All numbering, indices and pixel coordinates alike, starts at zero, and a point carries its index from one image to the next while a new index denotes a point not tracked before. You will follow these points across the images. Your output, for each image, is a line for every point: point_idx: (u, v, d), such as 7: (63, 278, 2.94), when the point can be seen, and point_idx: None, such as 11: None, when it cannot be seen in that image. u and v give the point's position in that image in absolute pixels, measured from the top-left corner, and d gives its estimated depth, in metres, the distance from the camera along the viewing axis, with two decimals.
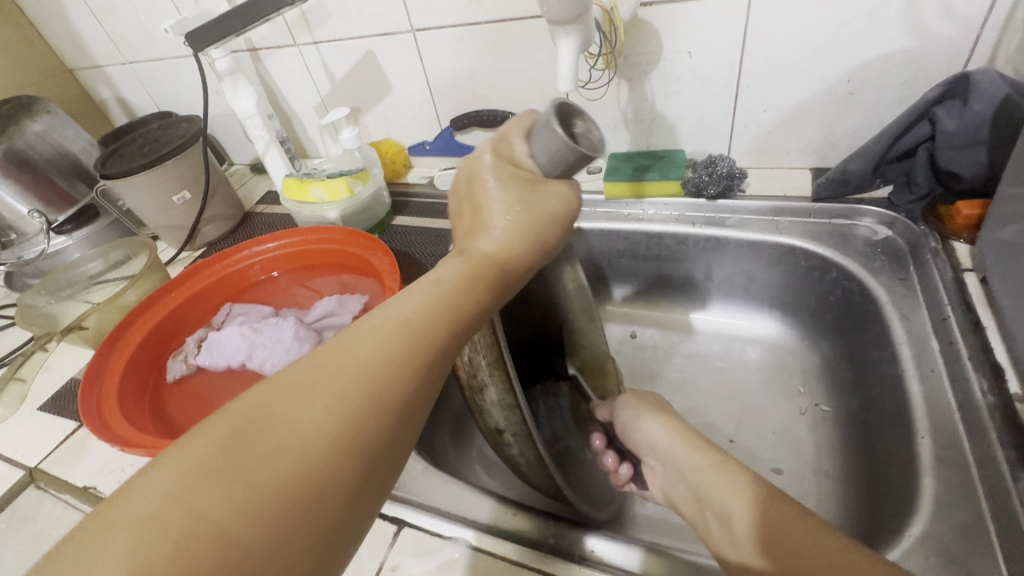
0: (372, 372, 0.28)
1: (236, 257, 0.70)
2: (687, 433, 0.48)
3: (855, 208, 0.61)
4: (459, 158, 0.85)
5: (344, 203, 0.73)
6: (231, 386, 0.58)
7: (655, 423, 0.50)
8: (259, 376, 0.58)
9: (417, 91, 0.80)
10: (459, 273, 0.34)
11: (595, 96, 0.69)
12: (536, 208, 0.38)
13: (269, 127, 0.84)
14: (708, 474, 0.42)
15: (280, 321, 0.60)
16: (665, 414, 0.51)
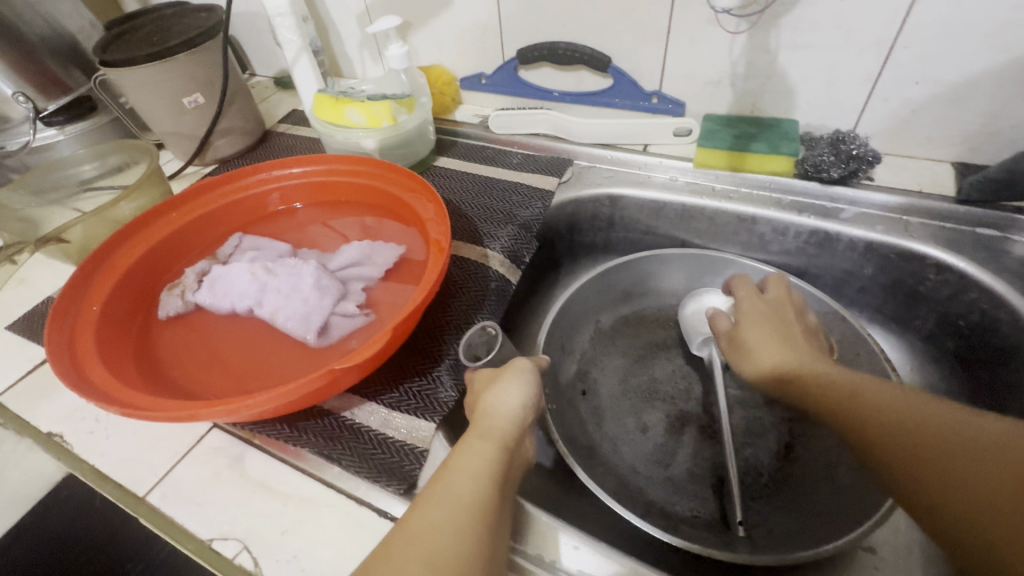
0: (419, 555, 0.30)
1: (252, 179, 0.59)
2: (799, 343, 0.46)
3: (1011, 219, 0.50)
4: (520, 100, 0.73)
5: (385, 132, 0.61)
6: (236, 333, 0.49)
7: (765, 335, 0.47)
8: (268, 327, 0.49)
9: (481, 9, 0.67)
10: (466, 467, 0.34)
11: (735, 28, 0.55)
12: (499, 381, 0.40)
13: (302, 32, 0.71)
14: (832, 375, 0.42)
15: (299, 263, 0.50)
16: (773, 328, 0.48)
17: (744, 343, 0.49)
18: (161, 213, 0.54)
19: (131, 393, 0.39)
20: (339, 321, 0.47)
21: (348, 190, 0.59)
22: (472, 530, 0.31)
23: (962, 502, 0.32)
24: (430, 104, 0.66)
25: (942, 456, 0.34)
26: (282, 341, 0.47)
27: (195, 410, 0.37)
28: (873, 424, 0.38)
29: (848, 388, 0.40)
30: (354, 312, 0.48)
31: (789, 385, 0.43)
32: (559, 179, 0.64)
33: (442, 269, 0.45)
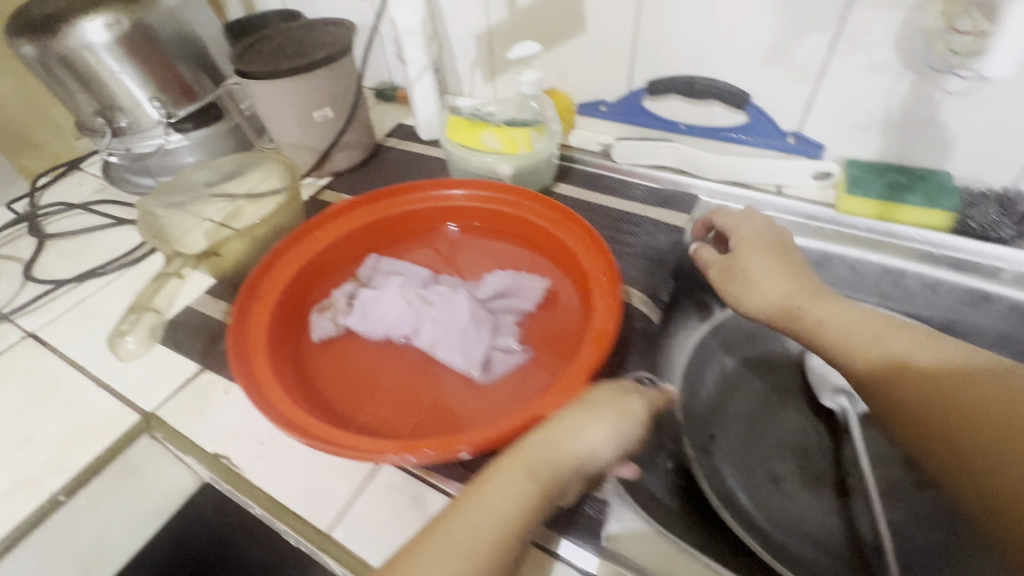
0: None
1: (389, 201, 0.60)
2: (802, 277, 0.47)
3: None
4: (640, 129, 0.72)
5: (518, 156, 0.61)
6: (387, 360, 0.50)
7: (764, 262, 0.48)
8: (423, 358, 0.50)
9: (617, 39, 0.66)
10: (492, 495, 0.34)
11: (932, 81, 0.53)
12: (580, 416, 0.37)
13: (428, 50, 0.71)
14: (843, 323, 0.43)
15: (450, 294, 0.52)
16: (776, 262, 0.48)
17: (743, 272, 0.48)
18: (308, 233, 0.56)
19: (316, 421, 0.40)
20: (501, 358, 0.48)
21: (483, 218, 0.60)
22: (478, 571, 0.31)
23: (975, 472, 0.35)
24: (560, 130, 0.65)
25: (959, 418, 0.36)
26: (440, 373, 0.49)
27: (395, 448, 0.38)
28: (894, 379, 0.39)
29: (861, 342, 0.41)
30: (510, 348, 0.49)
31: (796, 320, 0.45)
32: (689, 216, 0.63)
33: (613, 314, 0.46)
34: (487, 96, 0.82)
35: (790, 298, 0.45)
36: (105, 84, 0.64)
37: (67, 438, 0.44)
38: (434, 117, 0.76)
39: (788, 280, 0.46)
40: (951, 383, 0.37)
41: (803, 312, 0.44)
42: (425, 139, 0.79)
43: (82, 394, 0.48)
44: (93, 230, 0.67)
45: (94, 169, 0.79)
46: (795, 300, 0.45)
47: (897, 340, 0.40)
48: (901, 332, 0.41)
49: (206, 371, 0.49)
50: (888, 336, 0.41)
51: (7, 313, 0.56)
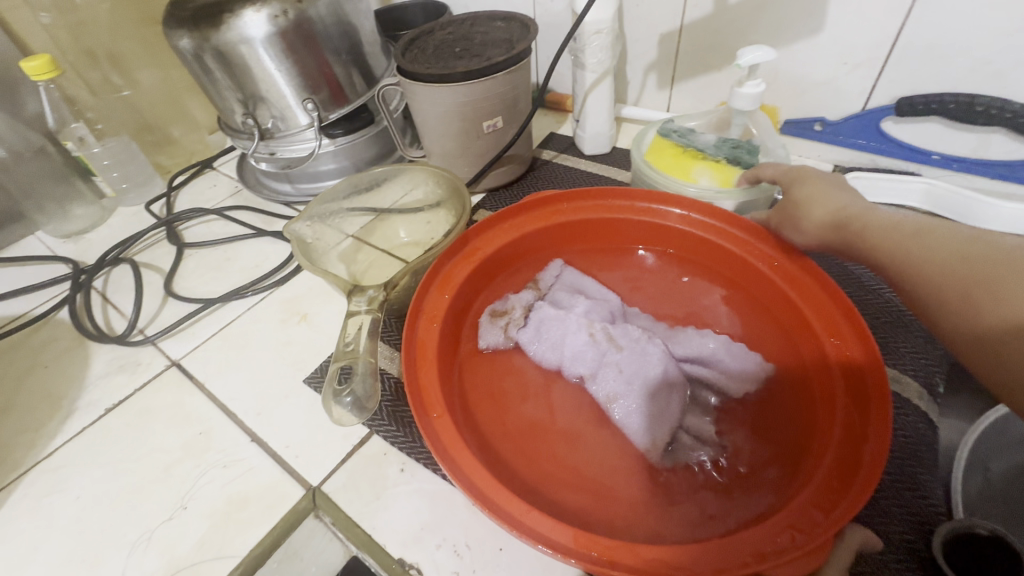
0: None
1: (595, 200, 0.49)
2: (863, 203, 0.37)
3: None
4: (869, 155, 0.58)
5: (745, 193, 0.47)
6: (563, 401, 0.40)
7: (822, 189, 0.38)
8: (595, 408, 0.40)
9: (862, 45, 0.53)
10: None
11: None
12: None
13: (612, 51, 0.60)
14: (913, 237, 0.32)
15: (645, 340, 0.41)
16: (834, 187, 0.38)
17: (795, 204, 0.39)
18: (504, 217, 0.48)
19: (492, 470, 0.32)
20: (690, 444, 0.36)
21: (694, 246, 0.48)
22: None
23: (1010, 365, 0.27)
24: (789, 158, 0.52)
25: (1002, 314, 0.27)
26: (619, 435, 0.38)
27: (552, 535, 0.30)
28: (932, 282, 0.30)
29: (902, 248, 0.32)
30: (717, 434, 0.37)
31: (848, 241, 0.36)
32: None
33: (880, 439, 0.32)
34: (658, 105, 0.71)
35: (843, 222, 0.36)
36: (261, 84, 0.58)
37: (226, 510, 0.38)
38: (603, 128, 0.65)
39: (849, 211, 0.36)
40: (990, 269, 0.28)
41: (858, 236, 0.35)
42: (585, 154, 0.68)
43: (236, 451, 0.41)
44: (233, 241, 0.61)
45: (227, 168, 0.74)
46: (852, 220, 0.36)
47: (983, 246, 0.29)
48: (992, 252, 0.29)
49: (375, 440, 0.40)
50: (969, 261, 0.29)
51: (150, 335, 0.51)
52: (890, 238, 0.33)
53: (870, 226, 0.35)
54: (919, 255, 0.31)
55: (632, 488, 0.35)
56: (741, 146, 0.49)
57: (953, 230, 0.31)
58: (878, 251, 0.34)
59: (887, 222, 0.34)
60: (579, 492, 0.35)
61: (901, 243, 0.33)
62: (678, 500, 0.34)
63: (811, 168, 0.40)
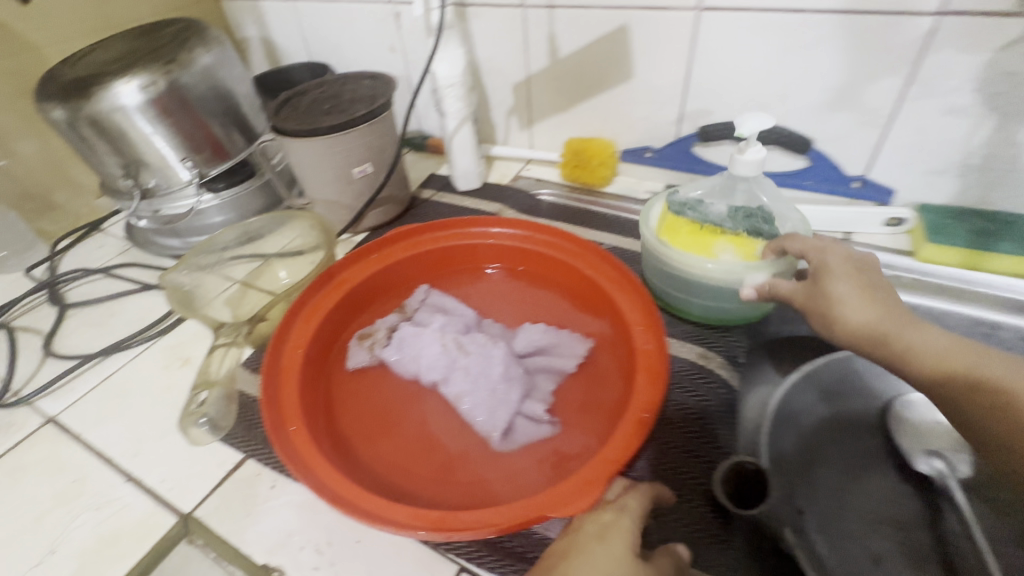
0: None
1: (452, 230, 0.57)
2: (892, 307, 0.38)
3: None
4: (688, 175, 0.69)
5: (775, 265, 0.46)
6: (421, 406, 0.46)
7: (855, 290, 0.39)
8: (447, 407, 0.45)
9: (665, 86, 0.64)
10: (624, 574, 0.30)
11: None
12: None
13: (468, 100, 0.69)
14: (964, 352, 0.35)
15: (489, 344, 0.48)
16: (867, 284, 0.39)
17: (826, 297, 0.39)
18: (369, 250, 0.54)
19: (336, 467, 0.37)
20: (525, 426, 0.43)
21: (536, 261, 0.55)
22: None
23: None
24: (807, 222, 0.51)
25: None
26: (466, 428, 0.43)
27: (377, 511, 0.34)
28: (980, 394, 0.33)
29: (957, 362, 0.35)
30: (544, 417, 0.43)
31: (884, 354, 0.37)
32: None
33: (656, 401, 0.39)
34: (522, 143, 0.80)
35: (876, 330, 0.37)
36: (137, 148, 0.61)
37: (96, 548, 0.39)
38: (472, 166, 0.74)
39: (886, 317, 0.37)
40: None
41: (896, 349, 0.37)
42: (460, 190, 0.76)
43: (110, 492, 0.43)
44: (117, 297, 0.63)
45: (116, 229, 0.76)
46: (892, 333, 0.37)
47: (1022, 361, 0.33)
48: None
49: (247, 463, 0.43)
50: None
51: (25, 395, 0.52)
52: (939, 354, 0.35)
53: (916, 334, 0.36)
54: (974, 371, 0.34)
55: (473, 469, 0.41)
56: (757, 216, 0.49)
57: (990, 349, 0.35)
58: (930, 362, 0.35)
59: (920, 332, 0.36)
60: (426, 479, 0.40)
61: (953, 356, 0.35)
62: (509, 475, 0.40)
63: (843, 259, 0.40)
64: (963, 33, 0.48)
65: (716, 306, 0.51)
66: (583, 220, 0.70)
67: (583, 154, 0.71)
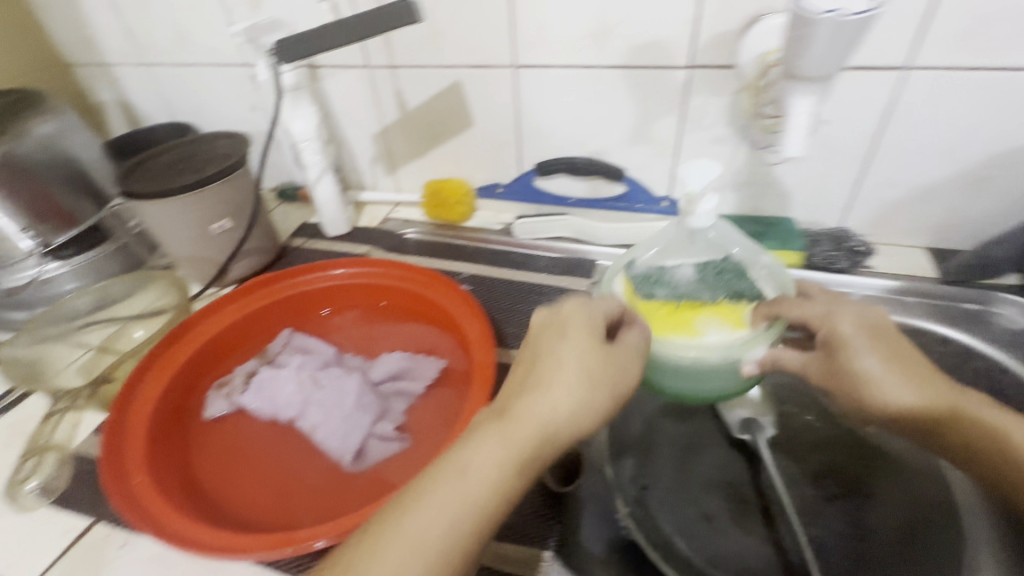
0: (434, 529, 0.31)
1: (311, 275, 0.61)
2: (934, 384, 0.41)
3: (989, 295, 0.58)
4: (535, 205, 0.78)
5: (770, 332, 0.44)
6: (278, 444, 0.48)
7: (894, 369, 0.41)
8: (304, 440, 0.48)
9: (502, 131, 0.73)
10: (596, 361, 0.38)
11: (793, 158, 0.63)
12: (574, 367, 0.37)
13: (326, 153, 0.73)
14: (979, 422, 0.39)
15: (343, 376, 0.51)
16: (898, 353, 0.42)
17: (853, 373, 0.42)
18: (226, 303, 0.57)
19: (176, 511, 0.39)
20: (378, 445, 0.46)
21: (391, 295, 0.60)
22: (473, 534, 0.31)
23: None
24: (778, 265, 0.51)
25: None
26: (322, 456, 0.47)
27: (214, 541, 0.37)
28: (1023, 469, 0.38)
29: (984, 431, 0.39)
30: (392, 435, 0.47)
31: (935, 432, 0.40)
32: (591, 280, 0.69)
33: (481, 405, 0.45)
34: (390, 188, 0.86)
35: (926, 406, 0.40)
36: None
37: None
38: (338, 213, 0.78)
39: (937, 391, 0.40)
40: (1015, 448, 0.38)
41: (959, 431, 0.40)
42: (331, 235, 0.80)
43: None
44: None
45: None
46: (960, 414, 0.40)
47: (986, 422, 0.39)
48: None
49: (94, 526, 0.43)
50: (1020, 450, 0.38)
51: None
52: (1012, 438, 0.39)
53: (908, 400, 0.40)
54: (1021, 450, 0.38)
55: (322, 493, 0.44)
56: (727, 278, 0.48)
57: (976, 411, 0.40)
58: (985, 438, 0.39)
59: (982, 405, 0.40)
60: (278, 508, 0.43)
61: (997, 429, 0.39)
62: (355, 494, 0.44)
63: (880, 322, 0.43)
64: (710, 81, 0.60)
65: (718, 389, 0.45)
66: (446, 253, 0.76)
67: (441, 194, 0.78)
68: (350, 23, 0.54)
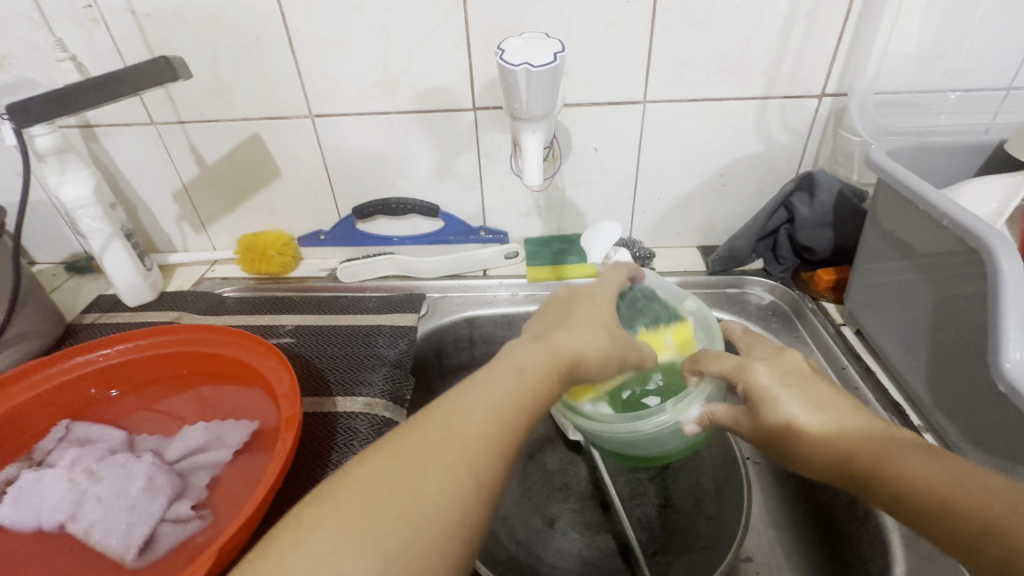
0: (450, 437, 0.32)
1: (93, 355, 0.55)
2: (853, 416, 0.37)
3: (742, 279, 0.71)
4: (361, 248, 0.79)
5: (700, 390, 0.46)
6: (42, 557, 0.42)
7: (805, 406, 0.38)
8: (77, 544, 0.43)
9: (312, 178, 0.73)
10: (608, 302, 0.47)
11: (578, 182, 0.71)
12: (594, 301, 0.46)
13: (111, 218, 0.67)
14: (887, 453, 0.35)
15: (130, 461, 0.46)
16: (833, 394, 0.39)
17: (776, 426, 0.39)
18: None
19: None
20: (168, 530, 0.42)
21: (196, 361, 0.57)
22: (476, 461, 0.32)
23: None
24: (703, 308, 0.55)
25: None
26: (100, 558, 0.42)
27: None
28: (924, 502, 0.33)
29: (892, 460, 0.34)
30: (186, 516, 0.43)
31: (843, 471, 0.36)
32: (418, 313, 0.70)
33: (283, 461, 0.43)
34: (203, 247, 0.81)
35: (841, 445, 0.36)
36: None
37: None
38: (137, 280, 0.71)
39: (845, 426, 0.37)
40: (926, 481, 0.33)
41: (871, 468, 0.35)
42: (132, 306, 0.72)
43: None
44: None
45: None
46: (860, 450, 0.36)
47: (898, 456, 0.34)
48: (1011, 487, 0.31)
49: None
50: (921, 482, 0.33)
51: None
52: (913, 469, 0.34)
53: (810, 438, 0.37)
54: (921, 480, 0.33)
55: None
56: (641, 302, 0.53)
57: (895, 445, 0.35)
58: (885, 469, 0.35)
59: (900, 437, 0.35)
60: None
61: (905, 460, 0.34)
62: None
63: (799, 369, 0.41)
64: (494, 120, 0.66)
65: (663, 444, 0.48)
66: (269, 306, 0.73)
67: (256, 248, 0.75)
68: (104, 81, 0.51)
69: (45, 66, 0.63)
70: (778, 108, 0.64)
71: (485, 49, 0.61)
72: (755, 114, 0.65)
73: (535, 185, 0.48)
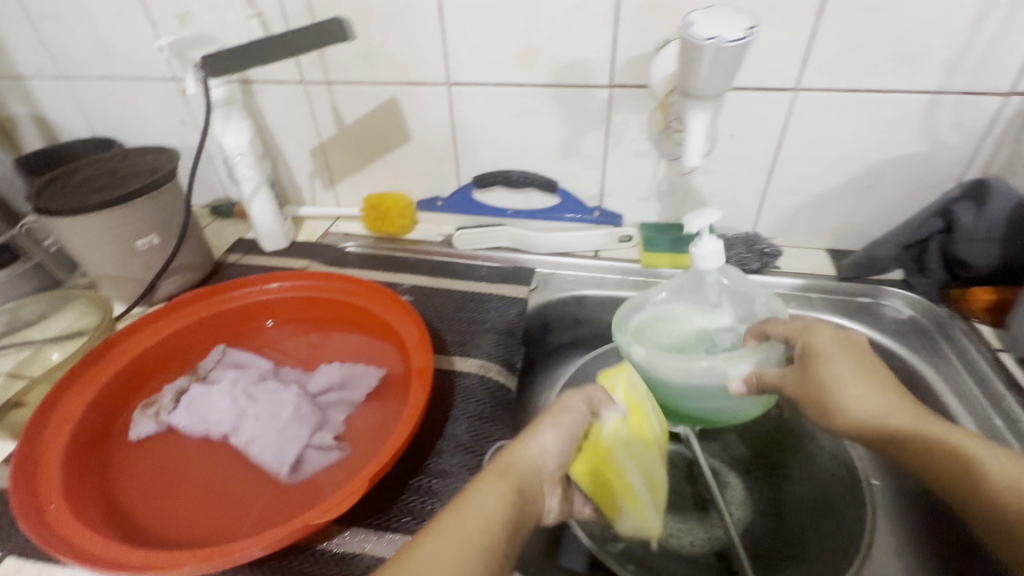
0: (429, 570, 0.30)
1: (247, 291, 0.61)
2: (892, 391, 0.40)
3: (878, 289, 0.66)
4: (475, 217, 0.80)
5: (753, 354, 0.46)
6: (207, 462, 0.48)
7: (853, 372, 0.41)
8: (237, 453, 0.48)
9: (439, 145, 0.75)
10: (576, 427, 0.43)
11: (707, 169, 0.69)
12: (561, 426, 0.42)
13: (260, 167, 0.72)
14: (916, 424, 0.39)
15: (279, 388, 0.51)
16: (876, 369, 0.41)
17: (821, 386, 0.41)
18: (150, 322, 0.56)
19: (98, 543, 0.39)
20: (313, 455, 0.47)
21: (331, 307, 0.61)
22: None
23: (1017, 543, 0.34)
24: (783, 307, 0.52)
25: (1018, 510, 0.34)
26: (254, 469, 0.47)
27: (120, 558, 0.38)
28: (948, 464, 0.37)
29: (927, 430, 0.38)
30: (330, 445, 0.47)
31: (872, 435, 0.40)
32: (529, 287, 0.72)
33: (421, 407, 0.46)
34: (330, 202, 0.86)
35: (873, 413, 0.39)
36: None
37: None
38: (275, 226, 0.77)
39: (883, 394, 0.40)
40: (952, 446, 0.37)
41: (898, 435, 0.39)
42: (269, 250, 0.79)
43: None
44: None
45: None
46: (891, 418, 0.39)
47: (930, 428, 0.38)
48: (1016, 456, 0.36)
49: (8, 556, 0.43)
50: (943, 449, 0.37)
51: None
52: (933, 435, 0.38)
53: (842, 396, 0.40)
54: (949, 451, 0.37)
55: (251, 510, 0.44)
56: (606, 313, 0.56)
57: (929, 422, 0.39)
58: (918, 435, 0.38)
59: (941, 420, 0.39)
60: (202, 524, 0.43)
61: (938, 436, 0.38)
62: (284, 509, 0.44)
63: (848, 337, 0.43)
64: (630, 98, 0.65)
65: (711, 404, 0.49)
66: (388, 265, 0.77)
67: (380, 207, 0.79)
68: (282, 39, 0.55)
69: (219, 22, 0.69)
70: (952, 105, 0.58)
71: (633, 24, 0.60)
72: (922, 111, 0.59)
73: (697, 165, 0.47)
